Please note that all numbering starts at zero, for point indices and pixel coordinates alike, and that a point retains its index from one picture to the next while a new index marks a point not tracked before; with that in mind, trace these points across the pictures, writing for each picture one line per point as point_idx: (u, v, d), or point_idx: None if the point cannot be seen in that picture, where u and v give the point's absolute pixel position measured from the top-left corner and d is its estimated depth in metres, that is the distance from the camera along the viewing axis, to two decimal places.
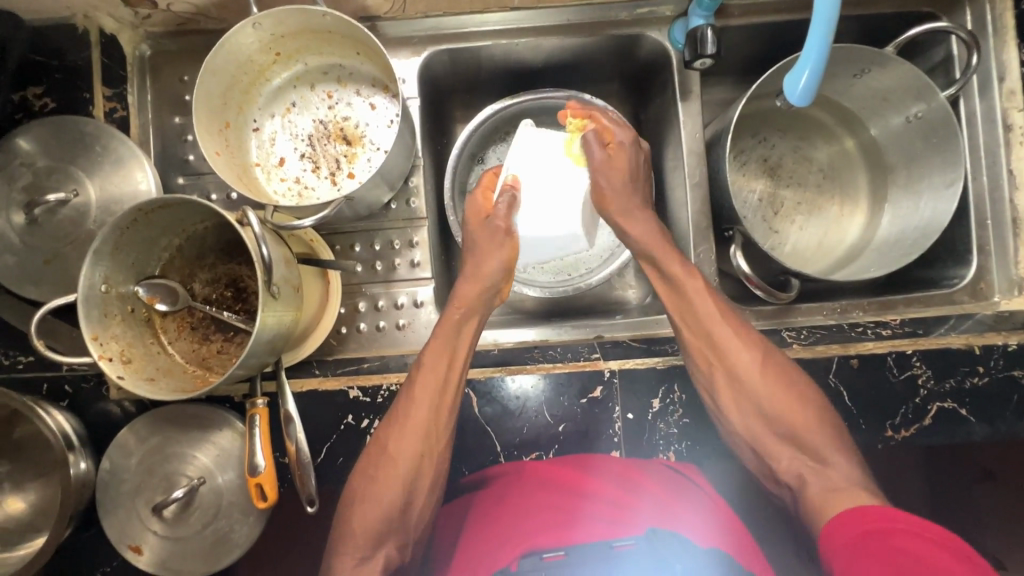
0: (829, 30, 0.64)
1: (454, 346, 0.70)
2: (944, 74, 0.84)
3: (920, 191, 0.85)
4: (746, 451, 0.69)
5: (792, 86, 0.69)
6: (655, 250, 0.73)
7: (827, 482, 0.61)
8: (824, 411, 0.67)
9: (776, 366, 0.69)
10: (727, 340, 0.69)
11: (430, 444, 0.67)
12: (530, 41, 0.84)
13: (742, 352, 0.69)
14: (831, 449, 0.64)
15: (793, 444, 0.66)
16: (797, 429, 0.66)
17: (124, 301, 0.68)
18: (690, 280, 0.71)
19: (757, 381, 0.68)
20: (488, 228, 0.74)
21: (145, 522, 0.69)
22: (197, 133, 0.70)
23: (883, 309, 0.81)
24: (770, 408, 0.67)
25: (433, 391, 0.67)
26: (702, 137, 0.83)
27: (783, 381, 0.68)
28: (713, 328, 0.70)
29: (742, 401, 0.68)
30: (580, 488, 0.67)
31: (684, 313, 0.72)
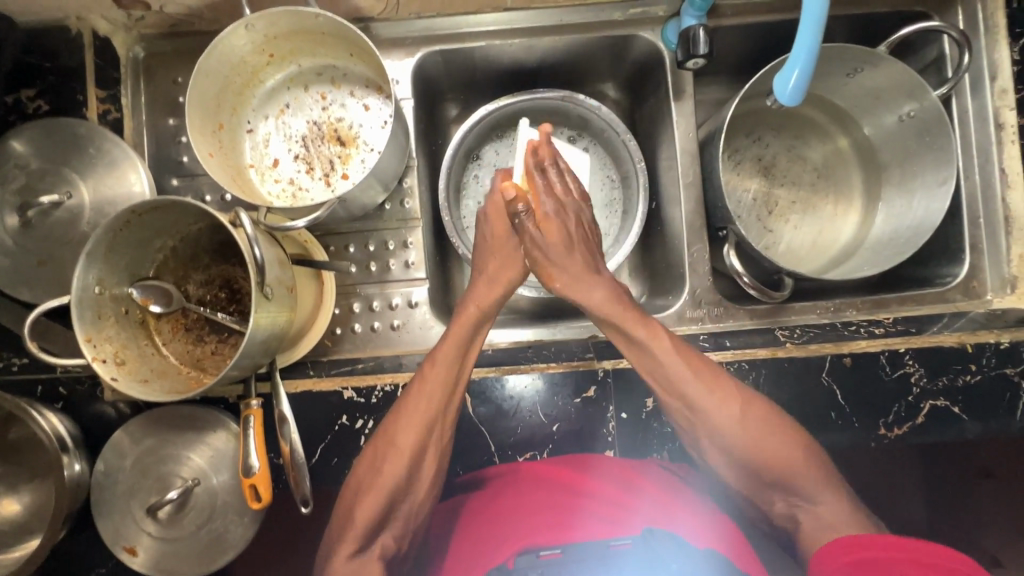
0: (818, 28, 0.65)
1: (466, 346, 0.69)
2: (936, 73, 0.85)
3: (913, 190, 0.86)
4: (735, 494, 0.68)
5: (782, 87, 0.69)
6: (615, 317, 0.68)
7: (820, 521, 0.61)
8: (812, 450, 0.65)
9: (760, 410, 0.65)
10: (699, 397, 0.65)
11: (435, 438, 0.66)
12: (524, 42, 0.84)
13: (719, 406, 0.65)
14: (818, 484, 0.62)
15: (782, 488, 0.63)
16: (785, 474, 0.63)
17: (118, 303, 0.68)
18: (656, 339, 0.66)
19: (736, 431, 0.64)
20: (510, 238, 0.74)
21: (140, 523, 0.69)
22: (190, 135, 0.70)
23: (877, 307, 0.82)
24: (751, 457, 0.64)
25: (445, 381, 0.67)
26: (696, 136, 0.84)
27: (766, 427, 0.64)
28: (685, 387, 0.65)
29: (722, 452, 0.65)
30: (579, 487, 0.67)
31: (653, 373, 0.67)
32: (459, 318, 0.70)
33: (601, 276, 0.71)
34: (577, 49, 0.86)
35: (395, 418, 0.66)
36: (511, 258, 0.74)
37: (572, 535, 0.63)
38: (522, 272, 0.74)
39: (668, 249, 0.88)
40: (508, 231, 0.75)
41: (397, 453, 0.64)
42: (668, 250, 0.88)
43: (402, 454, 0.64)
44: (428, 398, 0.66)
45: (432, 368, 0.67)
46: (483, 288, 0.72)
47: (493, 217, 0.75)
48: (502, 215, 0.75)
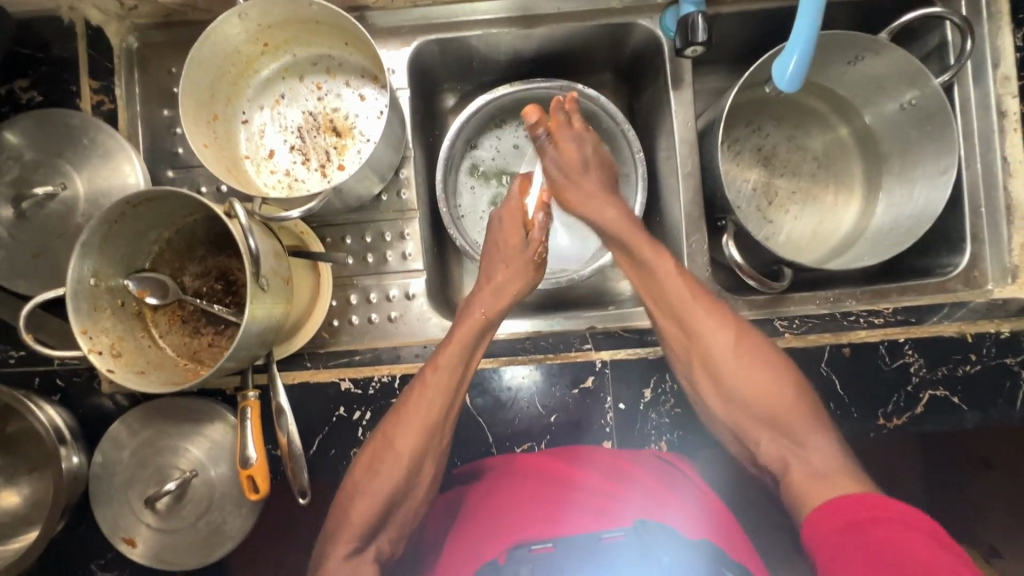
0: (817, 13, 0.64)
1: (469, 352, 0.69)
2: (938, 60, 0.84)
3: (914, 179, 0.85)
4: (727, 437, 0.70)
5: (780, 72, 0.68)
6: (628, 241, 0.74)
7: (809, 466, 0.62)
8: (804, 392, 0.67)
9: (753, 351, 0.69)
10: (699, 320, 0.69)
11: (436, 440, 0.67)
12: (520, 31, 0.83)
13: (716, 332, 0.69)
14: (806, 429, 0.65)
15: (771, 427, 0.66)
16: (775, 413, 0.66)
17: (114, 295, 0.67)
18: (661, 264, 0.71)
19: (731, 358, 0.68)
20: (524, 246, 0.79)
21: (139, 515, 0.69)
22: (184, 126, 0.70)
23: (876, 298, 0.81)
24: (743, 389, 0.68)
25: (445, 387, 0.67)
26: (695, 126, 0.83)
27: (760, 359, 0.68)
28: (687, 310, 0.70)
29: (716, 386, 0.69)
30: (570, 479, 0.67)
31: (657, 293, 0.72)
32: (465, 321, 0.71)
33: (614, 198, 0.77)
34: (574, 37, 0.85)
35: (396, 421, 0.67)
36: (522, 259, 0.78)
37: (563, 526, 0.63)
38: (532, 279, 0.78)
39: (666, 239, 0.87)
40: (524, 239, 0.79)
41: (398, 453, 0.65)
42: (667, 240, 0.87)
43: (400, 463, 0.65)
44: (430, 400, 0.67)
45: (433, 373, 0.67)
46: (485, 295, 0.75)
47: (505, 220, 0.80)
48: (518, 225, 0.80)
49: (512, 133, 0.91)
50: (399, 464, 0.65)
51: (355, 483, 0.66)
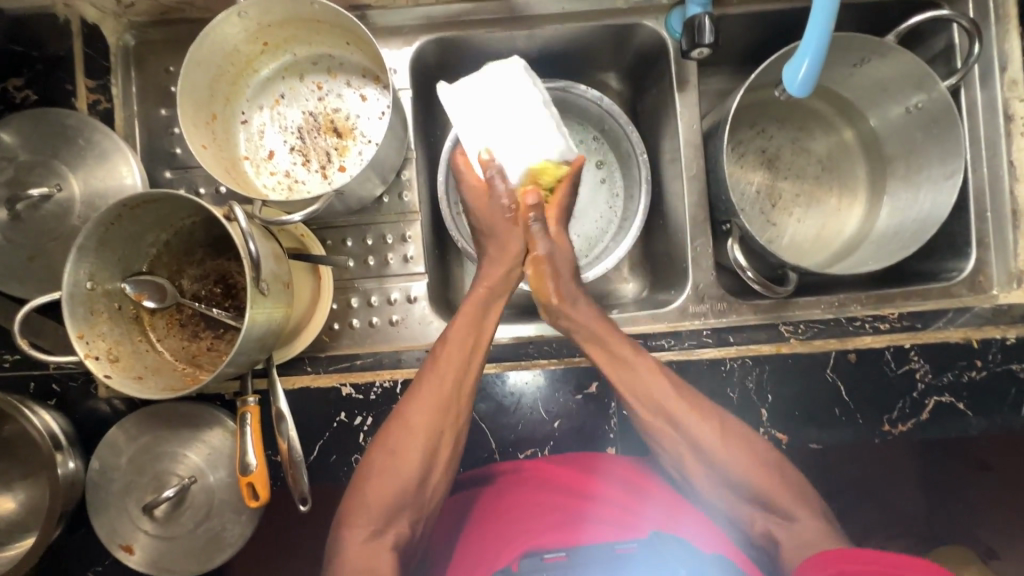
0: (830, 16, 0.63)
1: (477, 327, 0.68)
2: (945, 64, 0.83)
3: (918, 183, 0.85)
4: (722, 517, 0.65)
5: (791, 77, 0.67)
6: (600, 333, 0.69)
7: (799, 538, 0.59)
8: (784, 463, 0.64)
9: (735, 432, 0.64)
10: (676, 409, 0.65)
11: (452, 414, 0.65)
12: (524, 31, 0.82)
13: (698, 423, 0.64)
14: (798, 505, 0.61)
15: (761, 507, 0.62)
16: (767, 493, 0.62)
17: (111, 298, 0.66)
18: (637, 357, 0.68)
19: (714, 449, 0.63)
20: (495, 202, 0.70)
21: (137, 522, 0.68)
22: (182, 126, 0.69)
23: (881, 302, 0.79)
24: (730, 473, 0.63)
25: (456, 367, 0.66)
26: (699, 128, 0.82)
27: (742, 447, 0.64)
28: (662, 401, 0.66)
29: (703, 471, 0.64)
30: (584, 490, 0.66)
31: (636, 385, 0.67)
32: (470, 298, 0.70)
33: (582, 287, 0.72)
34: (578, 38, 0.84)
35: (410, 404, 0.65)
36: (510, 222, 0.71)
37: (581, 535, 0.62)
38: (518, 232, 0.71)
39: (670, 243, 0.87)
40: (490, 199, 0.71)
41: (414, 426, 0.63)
42: (671, 243, 0.86)
43: (420, 436, 0.63)
44: (442, 383, 0.65)
45: (443, 349, 0.67)
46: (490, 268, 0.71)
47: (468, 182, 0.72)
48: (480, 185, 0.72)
49: None
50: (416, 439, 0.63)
51: (372, 471, 0.63)
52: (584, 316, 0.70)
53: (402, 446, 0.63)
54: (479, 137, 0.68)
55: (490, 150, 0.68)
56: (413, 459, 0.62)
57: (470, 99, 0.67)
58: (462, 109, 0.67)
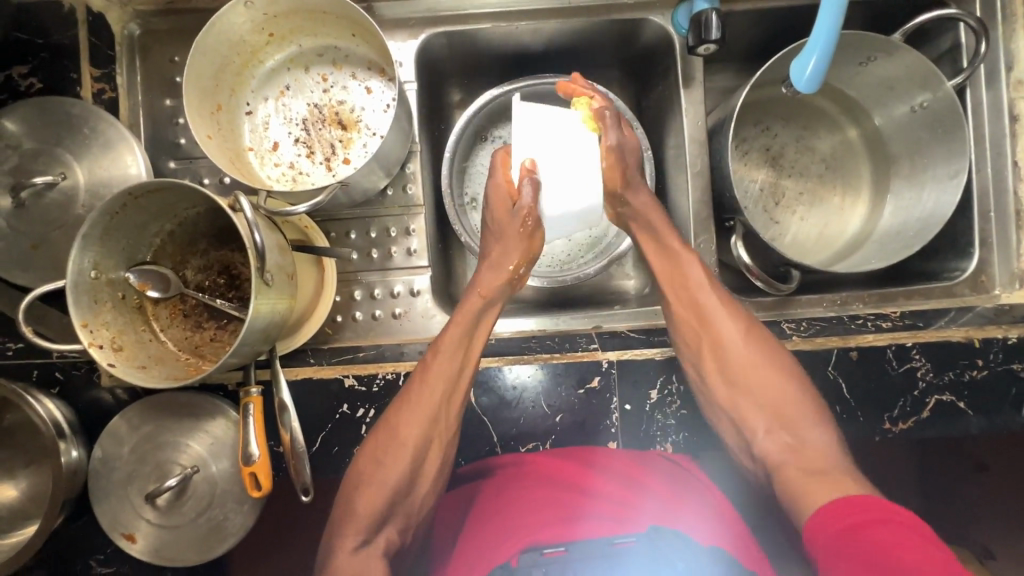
0: (838, 13, 0.62)
1: (468, 335, 0.70)
2: (951, 63, 0.83)
3: (922, 182, 0.85)
4: (731, 425, 0.71)
5: (799, 73, 0.67)
6: (655, 223, 0.76)
7: (803, 458, 0.65)
8: (802, 380, 0.70)
9: (762, 343, 0.72)
10: (711, 309, 0.74)
11: (441, 423, 0.67)
12: (530, 24, 0.82)
13: (728, 323, 0.73)
14: (808, 423, 0.67)
15: (773, 418, 0.69)
16: (777, 404, 0.69)
17: (114, 288, 0.66)
18: (685, 254, 0.75)
19: (739, 353, 0.72)
20: (513, 216, 0.73)
21: (139, 511, 0.68)
22: (187, 115, 0.68)
23: (884, 301, 0.81)
24: (750, 382, 0.71)
25: (447, 378, 0.67)
26: (704, 125, 0.82)
27: (764, 353, 0.72)
28: (699, 296, 0.74)
29: (723, 370, 0.72)
30: (583, 485, 0.66)
31: (677, 284, 0.76)
32: (465, 305, 0.72)
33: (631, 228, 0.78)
34: (584, 32, 0.84)
35: (402, 407, 0.67)
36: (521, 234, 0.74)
37: (578, 532, 0.63)
38: (530, 248, 0.75)
39: (674, 239, 0.87)
40: (511, 210, 0.74)
41: (401, 438, 0.66)
42: None
43: (408, 448, 0.65)
44: (433, 393, 0.66)
45: (434, 360, 0.68)
46: (488, 276, 0.74)
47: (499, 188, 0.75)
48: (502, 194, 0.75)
49: None
50: (404, 450, 0.65)
51: (368, 472, 0.65)
52: (644, 204, 0.76)
53: (395, 454, 0.65)
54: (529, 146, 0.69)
55: (534, 159, 0.69)
56: (399, 471, 0.65)
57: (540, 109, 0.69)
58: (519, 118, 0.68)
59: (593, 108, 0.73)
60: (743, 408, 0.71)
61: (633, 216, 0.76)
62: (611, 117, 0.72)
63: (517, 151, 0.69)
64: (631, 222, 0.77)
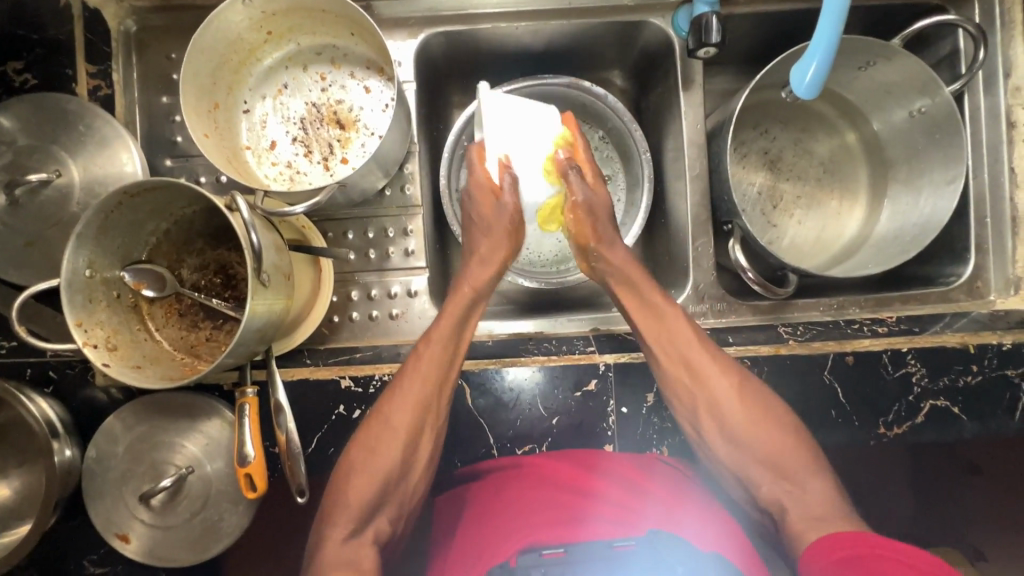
0: (838, 21, 0.62)
1: (460, 322, 0.69)
2: (949, 68, 0.83)
3: (920, 187, 0.85)
4: (730, 475, 0.69)
5: (799, 78, 0.67)
6: (633, 275, 0.73)
7: (806, 508, 0.62)
8: (796, 427, 0.67)
9: (754, 395, 0.68)
10: (700, 364, 0.69)
11: (432, 409, 0.66)
12: (530, 25, 0.81)
13: (718, 377, 0.69)
14: (807, 471, 0.64)
15: (770, 470, 0.65)
16: (774, 456, 0.65)
17: (109, 287, 0.66)
18: (670, 307, 0.71)
19: (732, 411, 0.68)
20: (499, 212, 0.73)
21: (133, 511, 0.68)
22: (184, 114, 0.68)
23: (880, 306, 0.81)
24: (743, 435, 0.67)
25: (439, 362, 0.66)
26: (703, 127, 0.82)
27: (758, 404, 0.68)
28: (692, 356, 0.69)
29: (719, 426, 0.68)
30: (585, 488, 0.66)
31: (665, 339, 0.70)
32: (455, 297, 0.71)
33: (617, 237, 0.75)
34: (584, 34, 0.84)
35: (391, 403, 0.66)
36: (506, 226, 0.74)
37: (578, 534, 0.62)
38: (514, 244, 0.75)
39: (672, 241, 0.87)
40: (496, 205, 0.74)
41: (393, 425, 0.65)
42: (672, 243, 0.87)
43: (399, 434, 0.64)
44: (425, 378, 0.66)
45: (426, 348, 0.67)
46: (479, 270, 0.74)
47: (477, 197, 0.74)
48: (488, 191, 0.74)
49: None
50: (395, 438, 0.64)
51: (359, 463, 0.64)
52: (618, 259, 0.74)
53: (387, 443, 0.64)
54: (502, 143, 0.70)
55: (508, 155, 0.70)
56: (391, 458, 0.64)
57: (510, 104, 0.69)
58: (497, 112, 0.68)
59: (559, 155, 0.73)
60: (739, 463, 0.67)
61: (613, 273, 0.75)
62: (576, 172, 0.73)
63: (493, 147, 0.70)
64: (607, 277, 0.76)
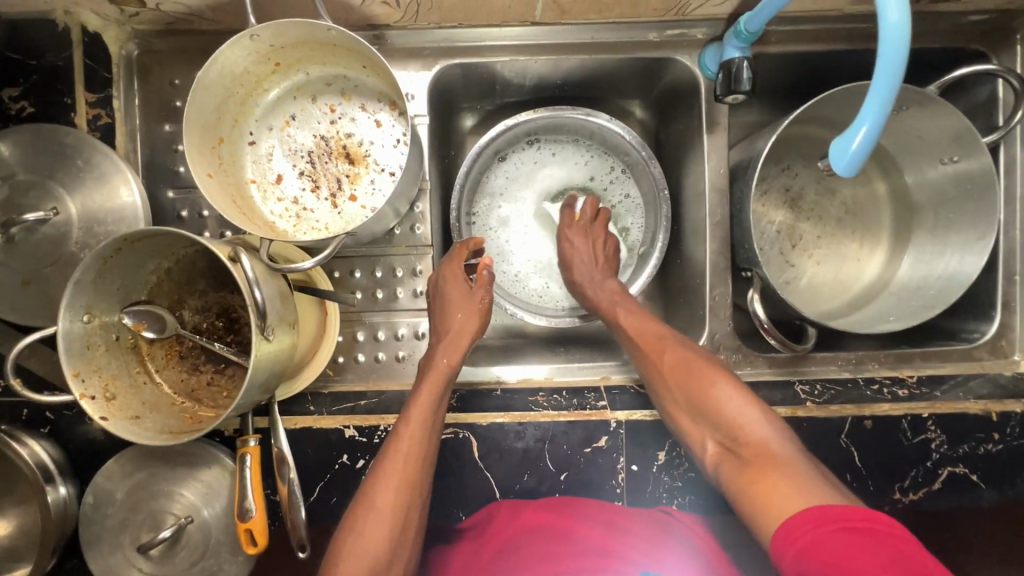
0: (888, 100, 0.53)
1: (437, 401, 0.66)
2: (986, 116, 0.79)
3: (947, 239, 0.81)
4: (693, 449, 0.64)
5: (843, 150, 0.57)
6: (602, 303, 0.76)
7: (751, 466, 0.55)
8: (746, 389, 0.62)
9: (700, 365, 0.65)
10: (648, 346, 0.69)
11: (417, 491, 0.62)
12: (549, 59, 0.78)
13: (664, 353, 0.68)
14: (748, 422, 0.59)
15: (718, 431, 0.61)
16: (719, 414, 0.61)
17: (108, 330, 0.64)
18: (621, 305, 0.75)
19: (672, 379, 0.66)
20: (473, 293, 0.73)
21: (132, 559, 0.67)
22: (187, 153, 0.65)
23: (901, 363, 0.79)
24: (688, 401, 0.64)
25: (421, 430, 0.64)
26: (726, 171, 0.79)
27: (703, 373, 0.64)
28: (644, 333, 0.71)
29: (672, 404, 0.66)
30: (568, 533, 0.67)
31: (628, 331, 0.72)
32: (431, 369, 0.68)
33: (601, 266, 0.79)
34: (606, 68, 0.80)
35: (370, 485, 0.62)
36: (473, 303, 0.73)
37: None
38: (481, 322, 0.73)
39: (688, 285, 0.84)
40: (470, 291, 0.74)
41: (363, 511, 0.60)
42: (688, 286, 0.84)
43: (386, 518, 0.59)
44: (407, 460, 0.62)
45: (405, 428, 0.63)
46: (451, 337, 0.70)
47: (456, 283, 0.73)
48: (460, 274, 0.74)
49: (534, 161, 0.88)
50: (380, 516, 0.59)
51: (341, 549, 0.59)
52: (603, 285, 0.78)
53: (363, 518, 0.59)
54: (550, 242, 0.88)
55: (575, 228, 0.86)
56: (382, 531, 0.59)
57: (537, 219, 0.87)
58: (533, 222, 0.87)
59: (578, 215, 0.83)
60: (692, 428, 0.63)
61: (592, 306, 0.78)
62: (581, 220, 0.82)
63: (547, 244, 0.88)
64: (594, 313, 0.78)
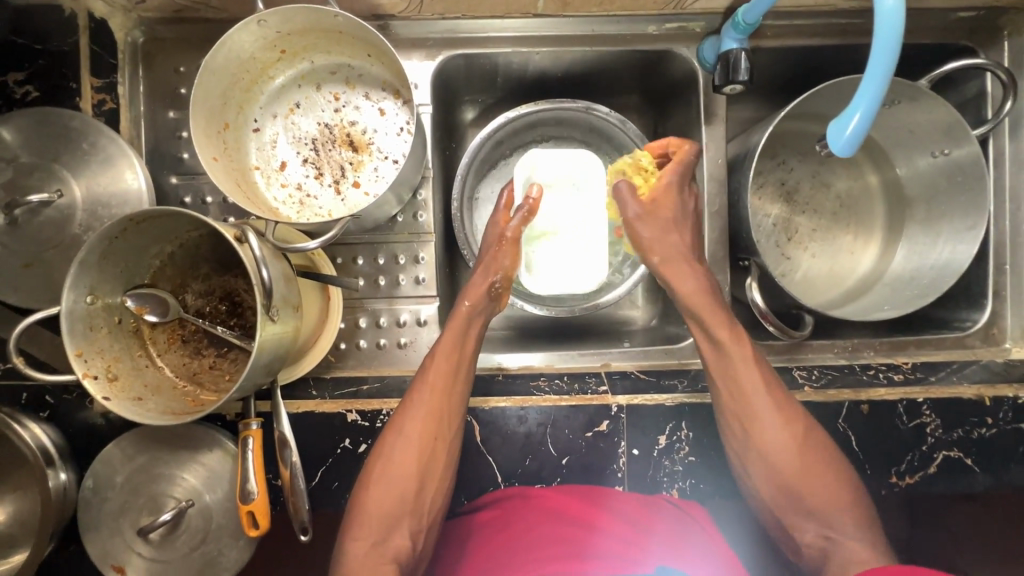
0: (883, 85, 0.55)
1: (461, 342, 0.69)
2: (975, 110, 0.82)
3: (939, 231, 0.83)
4: (763, 508, 0.67)
5: (838, 134, 0.59)
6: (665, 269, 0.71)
7: (848, 553, 0.60)
8: (847, 474, 0.65)
9: (809, 438, 0.66)
10: (755, 399, 0.66)
11: (445, 430, 0.66)
12: (552, 51, 0.79)
13: (773, 418, 0.66)
14: (851, 522, 0.62)
15: (809, 513, 0.64)
16: (819, 501, 0.64)
17: (111, 312, 0.64)
18: (736, 346, 0.67)
19: (783, 451, 0.65)
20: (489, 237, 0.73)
21: (131, 543, 0.66)
22: (193, 138, 0.66)
23: (895, 350, 0.80)
24: (792, 478, 0.65)
25: (447, 392, 0.66)
26: (724, 161, 0.80)
27: (808, 449, 0.65)
28: (733, 360, 0.67)
29: (764, 463, 0.66)
30: (592, 522, 0.67)
31: (727, 376, 0.67)
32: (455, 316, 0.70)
33: (698, 266, 0.71)
34: (606, 61, 0.82)
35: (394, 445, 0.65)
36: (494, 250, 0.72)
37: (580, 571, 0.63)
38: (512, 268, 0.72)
39: None
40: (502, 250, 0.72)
41: (394, 473, 0.64)
42: None
43: (403, 483, 0.64)
44: (428, 412, 0.65)
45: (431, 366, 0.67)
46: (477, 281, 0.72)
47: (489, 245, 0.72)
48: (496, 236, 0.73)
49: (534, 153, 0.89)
50: (408, 472, 0.64)
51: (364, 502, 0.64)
52: (687, 282, 0.70)
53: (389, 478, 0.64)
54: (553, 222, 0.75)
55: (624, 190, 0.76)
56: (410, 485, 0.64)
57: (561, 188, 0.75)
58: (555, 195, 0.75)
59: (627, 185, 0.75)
60: (755, 465, 0.67)
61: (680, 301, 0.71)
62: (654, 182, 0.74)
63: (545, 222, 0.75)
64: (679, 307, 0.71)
